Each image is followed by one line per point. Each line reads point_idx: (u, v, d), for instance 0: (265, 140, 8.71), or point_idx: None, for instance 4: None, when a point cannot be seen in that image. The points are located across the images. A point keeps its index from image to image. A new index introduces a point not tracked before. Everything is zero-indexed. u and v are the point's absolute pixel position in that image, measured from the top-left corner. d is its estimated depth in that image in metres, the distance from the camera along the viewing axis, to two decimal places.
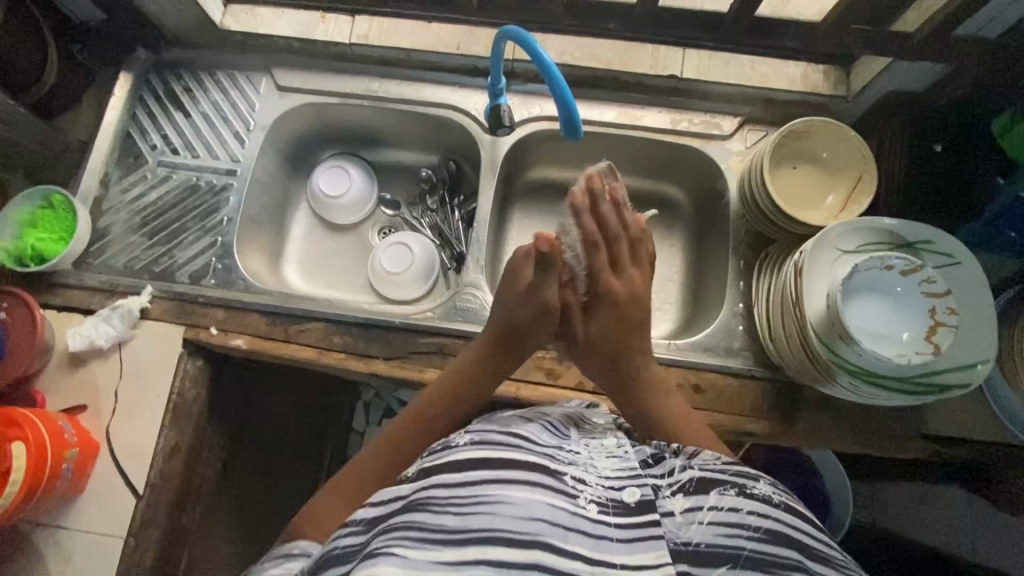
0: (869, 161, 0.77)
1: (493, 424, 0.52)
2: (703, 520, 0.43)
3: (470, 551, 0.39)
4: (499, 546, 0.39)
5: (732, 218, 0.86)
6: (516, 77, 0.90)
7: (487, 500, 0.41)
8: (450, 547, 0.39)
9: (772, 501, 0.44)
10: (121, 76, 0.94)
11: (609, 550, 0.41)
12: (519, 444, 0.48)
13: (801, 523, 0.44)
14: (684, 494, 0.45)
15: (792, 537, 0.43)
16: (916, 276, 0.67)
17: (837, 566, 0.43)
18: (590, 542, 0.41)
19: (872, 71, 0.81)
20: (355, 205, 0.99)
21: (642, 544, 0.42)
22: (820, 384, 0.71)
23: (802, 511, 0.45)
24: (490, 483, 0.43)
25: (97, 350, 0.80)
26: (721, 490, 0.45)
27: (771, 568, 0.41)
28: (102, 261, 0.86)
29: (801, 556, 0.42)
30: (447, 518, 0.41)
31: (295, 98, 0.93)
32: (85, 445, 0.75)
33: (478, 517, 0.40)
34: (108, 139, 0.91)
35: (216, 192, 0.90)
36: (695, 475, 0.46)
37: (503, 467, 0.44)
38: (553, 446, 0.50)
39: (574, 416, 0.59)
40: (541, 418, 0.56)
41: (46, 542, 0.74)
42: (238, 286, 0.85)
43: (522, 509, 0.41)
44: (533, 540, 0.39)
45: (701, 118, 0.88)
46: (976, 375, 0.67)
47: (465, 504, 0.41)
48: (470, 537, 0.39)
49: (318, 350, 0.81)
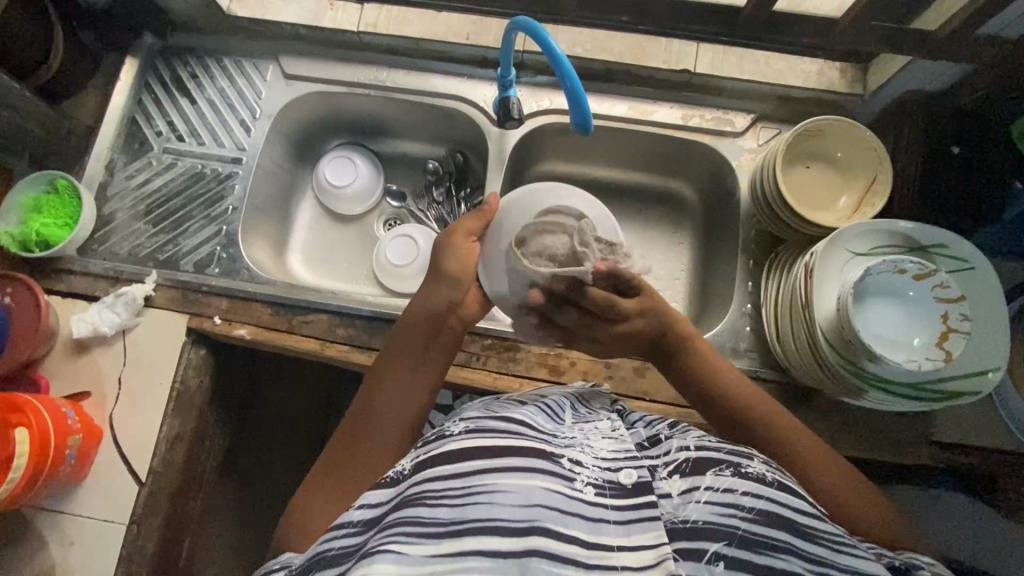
0: (884, 163, 0.76)
1: (486, 411, 0.50)
2: (700, 499, 0.43)
3: (467, 540, 0.39)
4: (496, 535, 0.39)
5: (742, 217, 0.85)
6: (525, 69, 0.89)
7: (484, 489, 0.41)
8: (444, 538, 0.39)
9: (766, 480, 0.44)
10: (127, 60, 0.93)
11: (606, 533, 0.41)
12: (513, 429, 0.46)
13: (792, 499, 0.43)
14: (681, 475, 0.45)
15: (787, 517, 0.42)
16: (931, 281, 0.66)
17: (830, 543, 0.41)
18: (588, 525, 0.41)
19: (894, 66, 0.79)
20: (361, 196, 0.99)
21: (641, 525, 0.41)
22: (843, 396, 0.70)
23: (794, 488, 0.45)
24: (486, 473, 0.42)
25: (101, 337, 0.80)
26: (716, 471, 0.44)
27: (762, 550, 0.40)
28: (107, 248, 0.86)
29: (793, 535, 0.41)
30: (441, 512, 0.40)
31: (302, 86, 0.92)
32: (88, 432, 0.75)
33: (474, 507, 0.40)
34: (113, 124, 0.91)
35: (221, 180, 0.90)
36: (691, 455, 0.46)
37: (500, 453, 0.43)
38: (549, 430, 0.49)
39: (580, 395, 0.61)
40: (533, 399, 0.56)
41: (48, 527, 0.74)
42: (242, 275, 0.85)
43: (519, 497, 0.41)
44: (528, 526, 0.39)
45: (713, 114, 0.86)
46: (988, 382, 0.66)
47: (461, 496, 0.41)
48: (465, 528, 0.39)
49: (321, 342, 0.81)
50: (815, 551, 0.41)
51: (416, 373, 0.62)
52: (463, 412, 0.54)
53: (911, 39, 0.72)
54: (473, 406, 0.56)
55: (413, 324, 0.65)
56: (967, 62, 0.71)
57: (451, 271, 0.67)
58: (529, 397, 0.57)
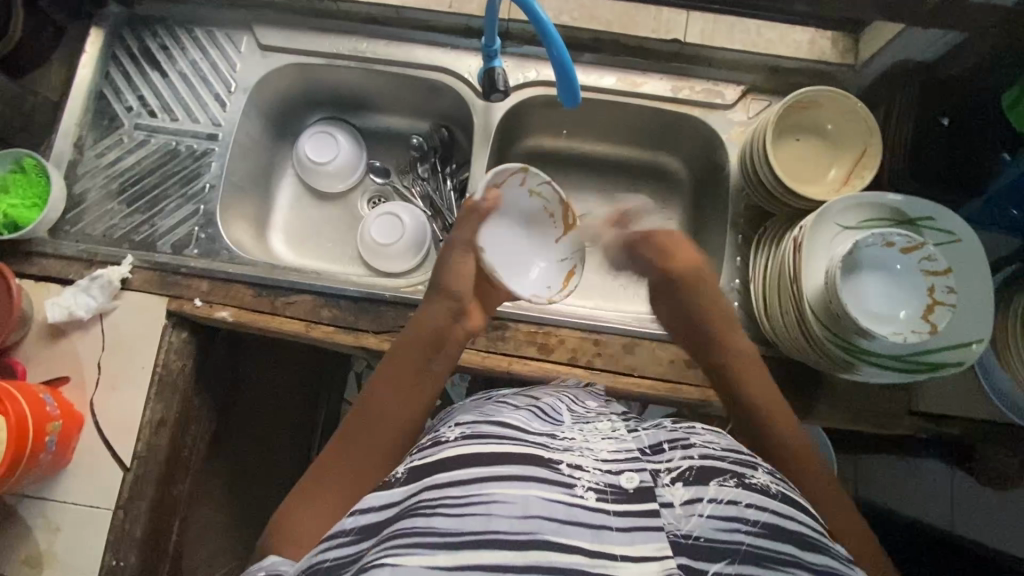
0: (875, 134, 0.75)
1: (482, 415, 0.51)
2: (703, 512, 0.43)
3: (464, 555, 0.37)
4: (497, 549, 0.38)
5: (731, 190, 0.84)
6: (511, 39, 0.86)
7: (482, 500, 0.40)
8: (444, 551, 0.38)
9: (770, 492, 0.46)
10: (93, 32, 0.88)
11: (609, 541, 0.39)
12: (509, 434, 0.47)
13: (797, 513, 0.44)
14: (684, 484, 0.45)
15: (789, 529, 0.43)
16: (918, 254, 0.66)
17: (834, 554, 0.43)
18: (590, 533, 0.39)
19: (886, 36, 0.78)
20: (343, 172, 0.96)
21: (643, 534, 0.40)
22: (825, 366, 0.70)
23: (798, 502, 0.46)
24: (485, 480, 0.41)
25: (78, 321, 0.78)
26: (720, 483, 0.45)
27: (768, 563, 0.40)
28: (79, 229, 0.83)
29: (799, 548, 0.42)
30: (437, 522, 0.39)
31: (278, 58, 0.88)
32: (68, 418, 0.73)
33: (472, 519, 0.39)
34: (80, 100, 0.87)
35: (196, 157, 0.86)
36: (695, 465, 0.47)
37: (495, 459, 0.43)
38: (547, 433, 0.49)
39: (572, 398, 0.62)
40: (534, 403, 0.56)
41: (33, 515, 0.73)
42: (222, 257, 0.82)
43: (518, 508, 0.40)
44: (527, 540, 0.38)
45: (703, 86, 0.84)
46: (971, 352, 0.66)
47: (459, 504, 0.40)
48: (465, 541, 0.38)
49: (306, 323, 0.79)
50: (825, 562, 0.42)
51: (416, 391, 0.61)
52: (458, 415, 0.54)
53: None
54: (464, 407, 0.58)
55: (415, 341, 0.64)
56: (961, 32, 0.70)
57: (445, 287, 0.69)
58: (529, 401, 0.57)
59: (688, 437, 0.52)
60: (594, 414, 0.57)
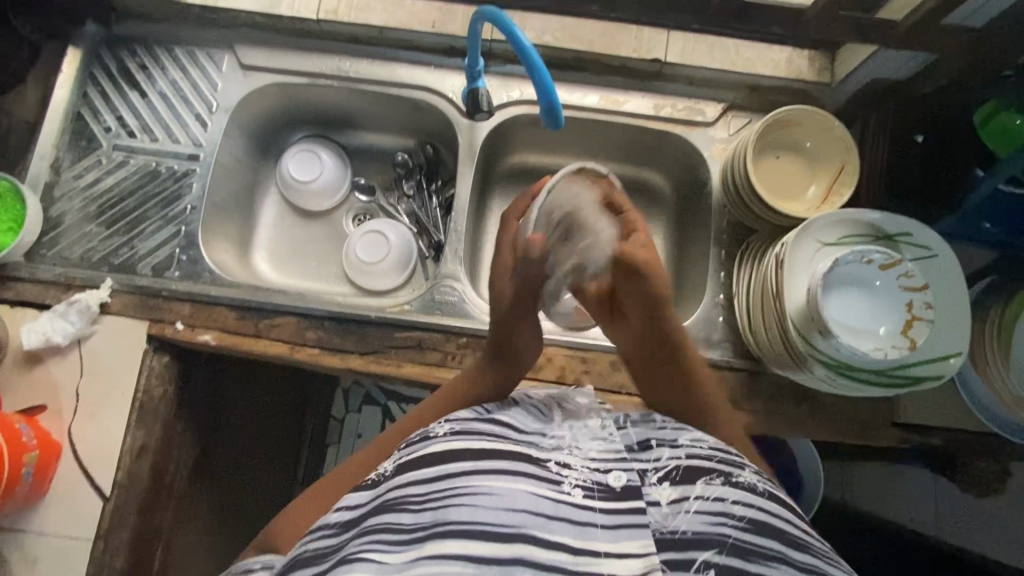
0: (852, 152, 0.77)
1: (474, 412, 0.51)
2: (689, 509, 0.43)
3: (446, 543, 0.38)
4: (480, 540, 0.38)
5: (713, 209, 0.85)
6: (494, 58, 0.87)
7: (469, 491, 0.41)
8: (428, 541, 0.39)
9: (756, 490, 0.45)
10: (70, 52, 0.87)
11: (592, 538, 0.40)
12: (501, 433, 0.47)
13: (782, 511, 0.44)
14: (670, 484, 0.45)
15: (776, 526, 0.42)
16: (896, 270, 0.68)
17: (818, 554, 0.42)
18: (577, 530, 0.40)
19: (860, 56, 0.80)
20: (326, 191, 0.95)
21: (628, 532, 0.41)
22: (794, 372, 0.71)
23: (784, 500, 0.45)
24: (470, 474, 0.42)
25: (55, 348, 0.76)
26: (707, 480, 0.45)
27: (752, 557, 0.40)
28: (57, 253, 0.81)
29: (782, 545, 0.41)
30: (424, 515, 0.40)
31: (260, 77, 0.88)
32: (46, 448, 0.71)
33: (459, 509, 0.40)
34: (57, 120, 0.85)
35: (177, 178, 0.85)
36: (682, 464, 0.47)
37: (485, 456, 0.44)
38: (537, 433, 0.49)
39: (560, 396, 0.60)
40: (523, 402, 0.56)
41: (9, 548, 0.71)
42: (205, 278, 0.81)
43: (505, 500, 0.40)
44: (516, 532, 0.39)
45: (684, 104, 0.86)
46: (950, 366, 0.68)
47: (444, 497, 0.41)
48: (448, 530, 0.39)
49: (289, 345, 0.78)
50: (810, 561, 0.41)
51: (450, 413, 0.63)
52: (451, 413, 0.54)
53: (877, 31, 0.72)
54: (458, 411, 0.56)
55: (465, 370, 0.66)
56: (932, 52, 0.72)
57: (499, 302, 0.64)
58: (521, 398, 0.57)
59: (676, 436, 0.51)
60: (586, 413, 0.56)
